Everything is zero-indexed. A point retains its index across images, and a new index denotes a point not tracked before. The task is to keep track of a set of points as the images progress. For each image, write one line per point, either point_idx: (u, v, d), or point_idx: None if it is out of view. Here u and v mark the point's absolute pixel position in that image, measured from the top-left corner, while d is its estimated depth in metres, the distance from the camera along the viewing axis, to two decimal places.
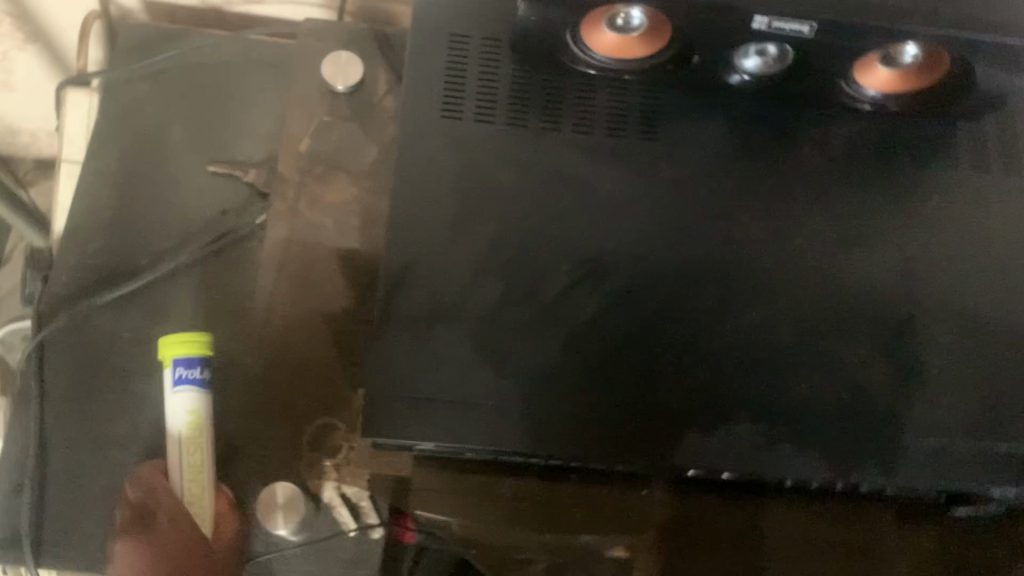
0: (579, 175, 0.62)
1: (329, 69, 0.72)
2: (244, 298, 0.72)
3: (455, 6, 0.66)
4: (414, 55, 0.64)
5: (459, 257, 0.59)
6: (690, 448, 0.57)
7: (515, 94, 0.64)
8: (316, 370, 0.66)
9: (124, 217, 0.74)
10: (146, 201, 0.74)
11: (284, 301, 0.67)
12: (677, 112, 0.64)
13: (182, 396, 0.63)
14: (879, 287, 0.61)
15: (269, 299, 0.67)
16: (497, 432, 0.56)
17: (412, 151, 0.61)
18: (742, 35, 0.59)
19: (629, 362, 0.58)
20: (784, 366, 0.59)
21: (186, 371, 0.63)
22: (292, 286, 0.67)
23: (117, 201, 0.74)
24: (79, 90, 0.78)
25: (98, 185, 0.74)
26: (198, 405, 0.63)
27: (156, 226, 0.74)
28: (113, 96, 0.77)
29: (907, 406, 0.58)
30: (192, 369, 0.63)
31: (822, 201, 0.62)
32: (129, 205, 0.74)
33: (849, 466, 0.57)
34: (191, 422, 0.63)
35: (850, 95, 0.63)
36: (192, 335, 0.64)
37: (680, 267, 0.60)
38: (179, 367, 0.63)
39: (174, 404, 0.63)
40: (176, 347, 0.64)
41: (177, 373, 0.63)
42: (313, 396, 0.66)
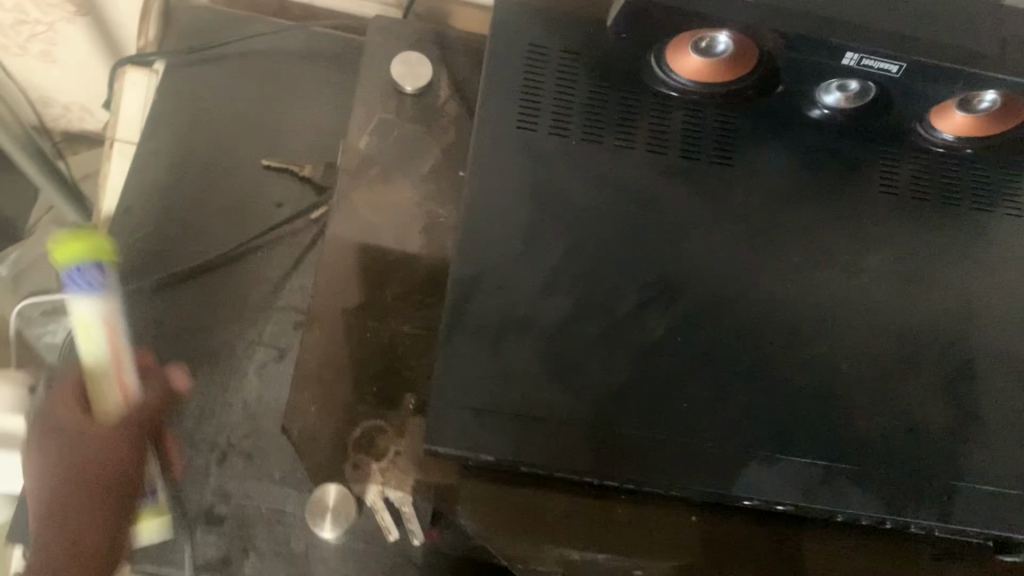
0: (651, 196, 0.62)
1: (400, 67, 0.73)
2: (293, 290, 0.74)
3: (538, 19, 0.66)
4: (494, 63, 0.64)
5: (530, 269, 0.59)
6: (753, 477, 0.56)
7: (592, 109, 0.64)
8: (370, 371, 0.65)
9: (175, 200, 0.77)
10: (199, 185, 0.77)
11: (341, 298, 0.66)
12: (751, 139, 0.64)
13: (76, 301, 0.56)
14: (940, 327, 0.61)
15: (325, 296, 0.66)
16: (562, 449, 0.55)
17: (487, 158, 0.61)
18: (827, 67, 0.59)
19: (694, 388, 0.58)
20: (846, 401, 0.59)
21: (84, 275, 0.56)
22: (349, 284, 0.67)
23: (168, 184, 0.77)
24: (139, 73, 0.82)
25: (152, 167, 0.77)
26: (89, 310, 0.56)
27: (207, 211, 0.77)
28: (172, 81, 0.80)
29: (966, 448, 0.58)
30: (84, 273, 0.56)
31: (885, 239, 0.63)
32: (181, 188, 0.77)
33: (913, 508, 0.56)
34: (87, 328, 0.57)
35: (925, 137, 0.66)
36: (86, 234, 0.56)
37: (746, 295, 0.61)
38: (78, 271, 0.56)
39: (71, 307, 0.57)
40: (75, 246, 0.56)
41: (75, 276, 0.56)
42: (362, 397, 0.64)
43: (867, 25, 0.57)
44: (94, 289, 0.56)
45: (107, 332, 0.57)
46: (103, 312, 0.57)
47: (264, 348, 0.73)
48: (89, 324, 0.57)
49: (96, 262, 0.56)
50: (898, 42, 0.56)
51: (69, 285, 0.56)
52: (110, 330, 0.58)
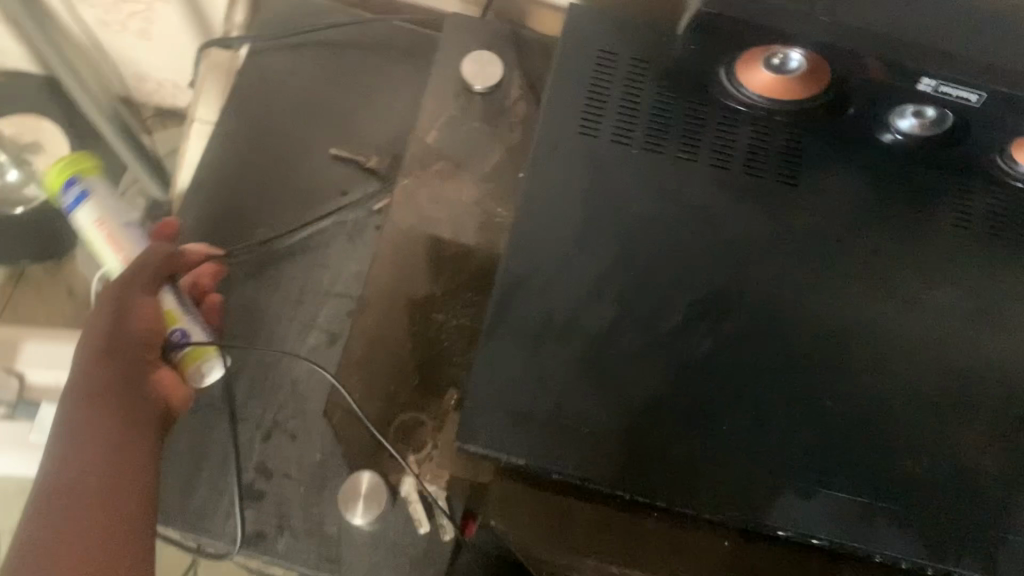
0: (710, 212, 0.61)
1: (472, 66, 0.71)
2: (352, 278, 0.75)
3: (609, 22, 0.65)
4: (562, 64, 0.63)
5: (578, 276, 0.59)
6: (784, 508, 0.55)
7: (656, 117, 0.63)
8: (415, 363, 0.66)
9: (246, 184, 0.79)
10: (271, 171, 0.80)
11: (393, 290, 0.67)
12: (818, 160, 0.63)
13: None
14: (999, 371, 0.59)
15: (378, 286, 0.67)
16: (590, 458, 0.55)
17: (548, 158, 0.61)
18: (903, 93, 0.57)
19: (736, 410, 0.57)
20: (894, 440, 0.57)
21: None
22: (402, 277, 0.67)
23: (241, 167, 0.80)
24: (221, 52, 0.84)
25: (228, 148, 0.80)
26: None
27: (278, 196, 0.79)
28: (251, 64, 0.82)
29: (1014, 499, 0.56)
30: None
31: (952, 275, 0.61)
32: (253, 170, 0.80)
33: (949, 557, 0.54)
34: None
35: (1006, 170, 0.63)
36: None
37: (801, 322, 0.59)
38: None
39: None
40: None
41: None
42: (406, 389, 0.65)
43: (955, 51, 0.54)
44: None
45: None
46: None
47: (318, 330, 0.75)
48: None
49: None
50: (986, 71, 0.53)
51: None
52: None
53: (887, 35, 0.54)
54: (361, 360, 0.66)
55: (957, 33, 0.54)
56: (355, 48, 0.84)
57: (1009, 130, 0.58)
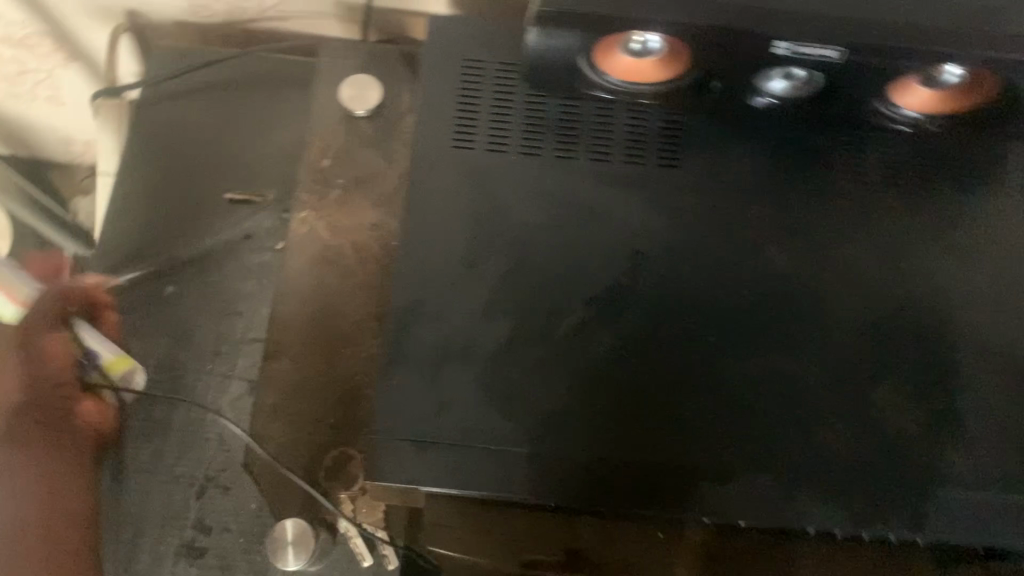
0: (597, 208, 0.60)
1: (349, 92, 0.71)
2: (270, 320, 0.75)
3: (472, 33, 0.66)
4: (429, 82, 0.64)
5: (469, 293, 0.58)
6: (707, 499, 0.53)
7: (530, 121, 0.62)
8: (330, 399, 0.66)
9: (151, 238, 0.78)
10: (175, 220, 0.78)
11: (306, 329, 0.68)
12: (699, 135, 0.62)
13: None
14: (909, 323, 0.57)
15: (291, 327, 0.68)
16: (501, 478, 0.54)
17: (425, 179, 0.61)
18: (766, 61, 0.55)
19: (643, 406, 0.55)
20: (809, 412, 0.55)
21: None
22: (313, 315, 0.68)
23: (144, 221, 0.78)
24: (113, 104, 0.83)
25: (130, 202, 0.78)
26: None
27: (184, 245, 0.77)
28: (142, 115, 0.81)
29: (941, 454, 0.55)
30: None
31: (850, 233, 0.60)
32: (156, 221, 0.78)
33: (881, 522, 0.53)
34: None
35: (887, 115, 0.58)
36: None
37: (699, 305, 0.58)
38: None
39: None
40: None
41: None
42: (331, 425, 0.65)
43: (802, 12, 0.52)
44: None
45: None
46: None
47: None
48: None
49: None
50: (836, 29, 0.52)
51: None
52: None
53: (735, 6, 0.53)
54: (278, 404, 0.66)
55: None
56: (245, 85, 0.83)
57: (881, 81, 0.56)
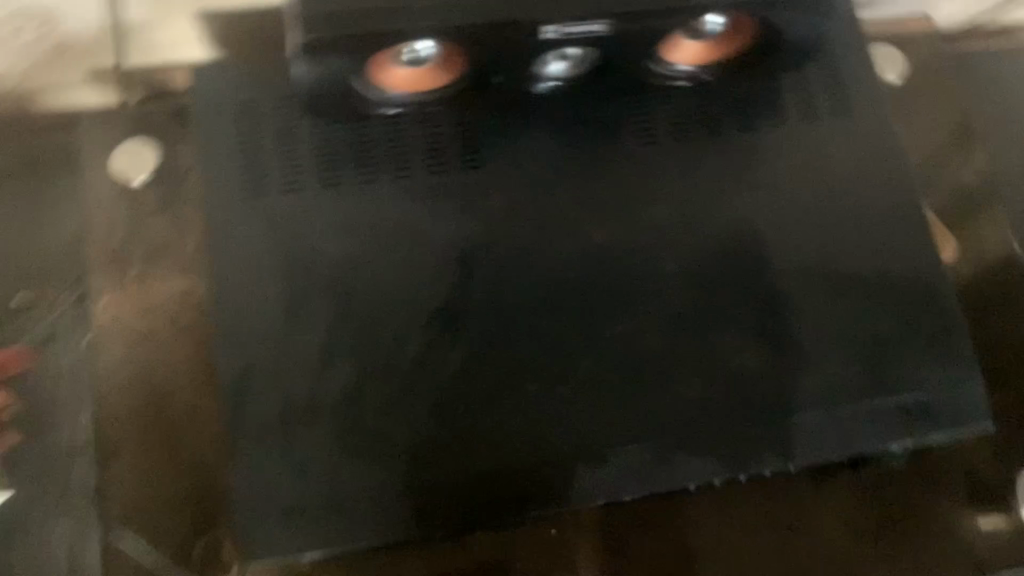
0: (412, 226, 0.58)
1: (120, 162, 0.66)
2: None
3: (233, 69, 0.61)
4: (200, 133, 0.59)
5: (304, 344, 0.56)
6: (585, 486, 0.55)
7: (319, 150, 0.59)
8: (183, 490, 0.60)
9: None
10: None
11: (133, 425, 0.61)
12: (495, 127, 0.60)
13: None
14: (735, 266, 0.59)
15: (116, 427, 0.61)
16: (385, 523, 0.53)
17: (224, 246, 0.57)
18: (537, 46, 0.55)
19: (503, 415, 0.55)
20: (661, 375, 0.57)
21: None
22: (137, 409, 0.62)
23: None
24: None
25: None
26: None
27: None
28: None
29: (792, 381, 0.57)
30: None
31: (661, 192, 0.60)
32: None
33: (750, 462, 0.56)
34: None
35: (661, 73, 0.59)
36: None
37: (537, 297, 0.57)
38: None
39: None
40: None
41: None
42: (185, 520, 0.59)
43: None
44: None
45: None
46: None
47: None
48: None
49: None
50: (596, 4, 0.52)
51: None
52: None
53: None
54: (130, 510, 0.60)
55: None
56: None
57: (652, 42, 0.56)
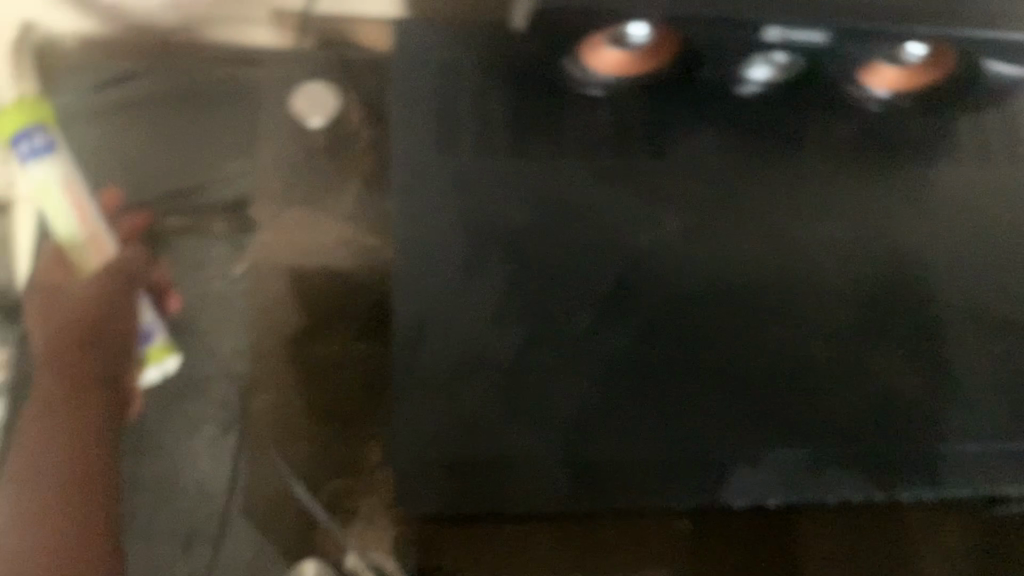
0: (593, 205, 0.59)
1: (301, 101, 0.66)
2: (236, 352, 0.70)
3: (435, 31, 0.62)
4: (401, 85, 0.60)
5: (478, 303, 0.56)
6: (735, 481, 0.55)
7: (512, 120, 0.60)
8: (322, 432, 0.62)
9: None
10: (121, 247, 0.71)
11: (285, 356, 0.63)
12: (682, 121, 0.61)
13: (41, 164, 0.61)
14: (898, 290, 0.60)
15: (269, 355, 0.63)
16: (540, 486, 0.53)
17: (415, 194, 0.57)
18: (753, 46, 0.56)
19: (665, 399, 0.56)
20: (821, 385, 0.57)
21: (29, 143, 0.61)
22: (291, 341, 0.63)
23: None
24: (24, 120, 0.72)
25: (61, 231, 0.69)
26: (48, 172, 0.61)
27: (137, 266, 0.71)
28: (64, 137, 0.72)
29: (946, 410, 0.57)
30: (28, 137, 0.60)
31: (833, 209, 0.61)
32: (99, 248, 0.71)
33: (897, 481, 0.56)
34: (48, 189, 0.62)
35: (860, 97, 0.61)
36: (16, 107, 0.61)
37: (708, 293, 0.58)
38: (21, 142, 0.60)
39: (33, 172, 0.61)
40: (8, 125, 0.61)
41: (22, 147, 0.60)
42: (329, 458, 0.62)
43: None
44: (46, 150, 0.61)
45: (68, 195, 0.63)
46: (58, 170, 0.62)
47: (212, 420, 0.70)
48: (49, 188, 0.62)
49: (36, 125, 0.61)
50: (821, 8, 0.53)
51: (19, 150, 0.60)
52: (69, 197, 0.63)
53: None
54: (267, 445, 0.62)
55: None
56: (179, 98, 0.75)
57: (855, 63, 0.58)
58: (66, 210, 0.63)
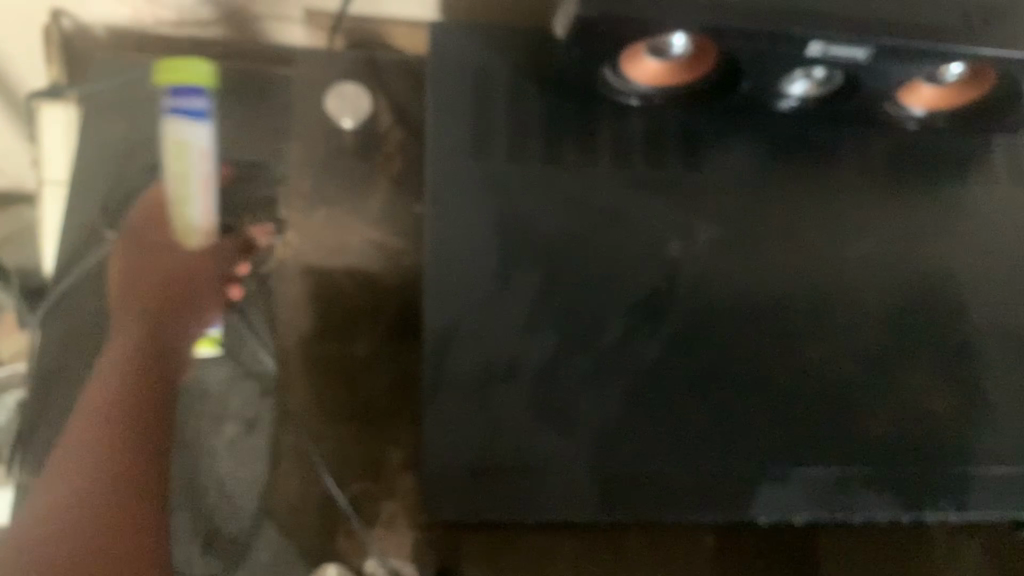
0: (626, 215, 0.59)
1: (336, 101, 0.66)
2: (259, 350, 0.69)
3: (472, 36, 0.62)
4: (438, 88, 0.60)
5: (509, 310, 0.56)
6: (762, 498, 0.55)
7: (546, 126, 0.60)
8: (345, 433, 0.62)
9: None
10: None
11: (312, 356, 0.63)
12: (716, 132, 0.62)
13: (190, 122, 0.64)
14: (932, 308, 0.59)
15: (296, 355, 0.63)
16: (568, 496, 0.53)
17: (449, 199, 0.57)
18: (793, 61, 0.55)
19: (696, 413, 0.55)
20: (854, 404, 0.56)
21: (185, 98, 0.64)
22: (318, 340, 0.64)
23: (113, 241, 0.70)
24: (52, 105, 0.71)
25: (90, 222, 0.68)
26: (191, 134, 0.64)
27: None
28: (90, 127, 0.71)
29: (976, 433, 0.57)
30: (192, 97, 0.64)
31: (866, 225, 0.60)
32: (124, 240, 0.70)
33: (923, 503, 0.56)
34: (185, 155, 0.64)
35: (897, 114, 0.61)
36: (186, 64, 0.65)
37: (742, 307, 0.57)
38: (184, 96, 0.64)
39: (171, 129, 0.64)
40: (175, 75, 0.65)
41: (185, 101, 0.64)
42: (352, 461, 0.61)
43: (830, 11, 0.53)
44: (201, 113, 0.65)
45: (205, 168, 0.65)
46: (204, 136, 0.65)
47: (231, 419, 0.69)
48: (185, 155, 0.64)
49: (198, 89, 0.64)
50: (863, 26, 0.53)
51: (181, 108, 0.64)
52: (206, 171, 0.65)
53: (765, 8, 0.53)
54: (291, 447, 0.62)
55: None
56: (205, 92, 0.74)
57: (896, 81, 0.57)
58: (196, 183, 0.65)
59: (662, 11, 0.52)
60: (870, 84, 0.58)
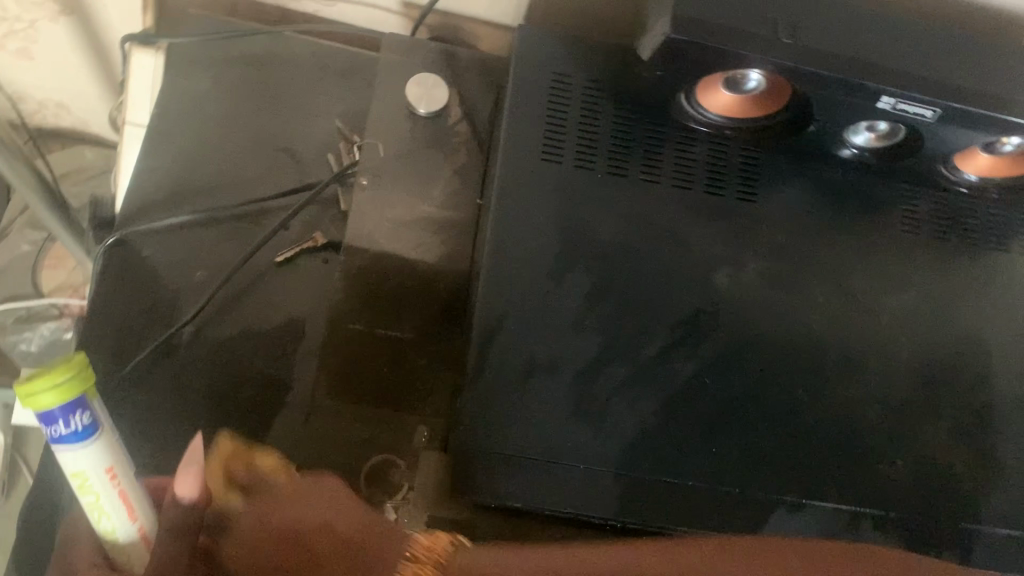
0: (679, 235, 0.61)
1: (416, 90, 0.69)
2: (293, 301, 0.69)
3: (557, 45, 0.65)
4: (518, 89, 0.63)
5: (559, 308, 0.57)
6: (775, 526, 0.55)
7: (615, 139, 0.63)
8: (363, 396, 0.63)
9: (180, 201, 0.70)
10: (207, 188, 0.71)
11: (338, 315, 0.64)
12: (773, 169, 0.64)
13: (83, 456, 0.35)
14: (960, 366, 0.61)
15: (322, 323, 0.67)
16: (589, 501, 0.53)
17: (515, 195, 0.59)
18: (863, 109, 0.58)
19: (723, 434, 0.56)
20: (874, 450, 0.58)
21: (65, 425, 0.34)
22: (346, 300, 0.64)
23: (172, 187, 0.71)
24: (145, 51, 0.74)
25: (161, 168, 0.71)
26: (92, 464, 0.36)
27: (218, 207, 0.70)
28: (175, 72, 0.73)
29: (987, 493, 0.58)
30: (65, 417, 0.34)
31: (903, 276, 0.63)
32: (186, 187, 0.71)
33: (929, 550, 0.56)
34: (82, 482, 0.36)
35: (951, 177, 0.65)
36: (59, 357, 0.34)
37: (781, 338, 0.59)
38: (59, 421, 0.34)
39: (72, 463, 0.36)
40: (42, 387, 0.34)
41: (70, 424, 0.35)
42: (363, 427, 0.62)
43: (906, 73, 0.56)
44: (88, 431, 0.35)
45: (115, 484, 0.37)
46: (108, 457, 0.36)
47: (227, 378, 0.66)
48: (82, 478, 0.36)
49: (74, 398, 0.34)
50: (936, 89, 0.56)
51: (55, 439, 0.35)
52: (118, 482, 0.37)
53: (845, 57, 0.55)
54: (318, 428, 0.62)
55: (903, 54, 0.57)
56: (295, 57, 0.76)
57: (956, 140, 0.60)
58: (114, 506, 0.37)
59: (751, 45, 0.54)
60: (931, 140, 0.61)
